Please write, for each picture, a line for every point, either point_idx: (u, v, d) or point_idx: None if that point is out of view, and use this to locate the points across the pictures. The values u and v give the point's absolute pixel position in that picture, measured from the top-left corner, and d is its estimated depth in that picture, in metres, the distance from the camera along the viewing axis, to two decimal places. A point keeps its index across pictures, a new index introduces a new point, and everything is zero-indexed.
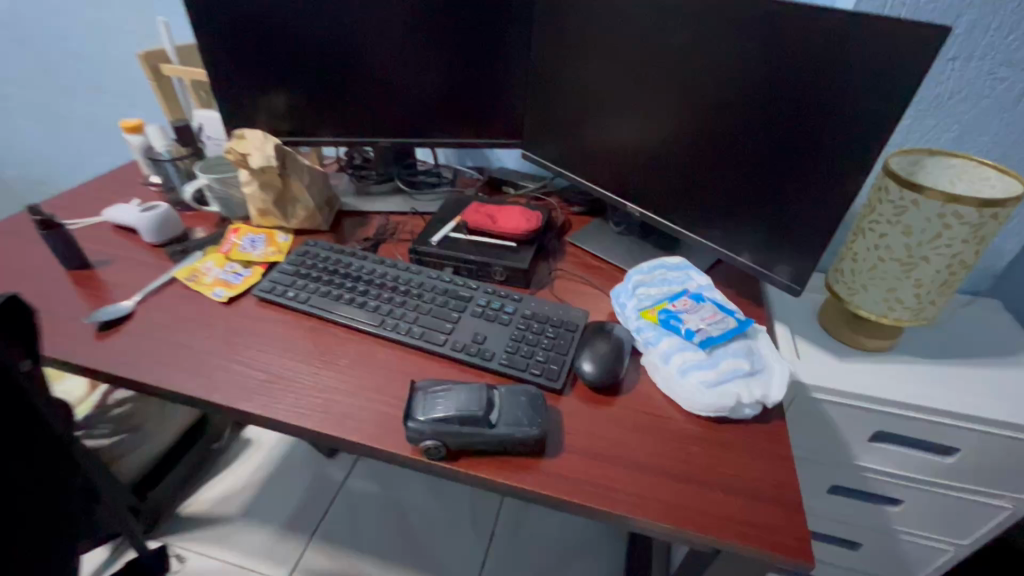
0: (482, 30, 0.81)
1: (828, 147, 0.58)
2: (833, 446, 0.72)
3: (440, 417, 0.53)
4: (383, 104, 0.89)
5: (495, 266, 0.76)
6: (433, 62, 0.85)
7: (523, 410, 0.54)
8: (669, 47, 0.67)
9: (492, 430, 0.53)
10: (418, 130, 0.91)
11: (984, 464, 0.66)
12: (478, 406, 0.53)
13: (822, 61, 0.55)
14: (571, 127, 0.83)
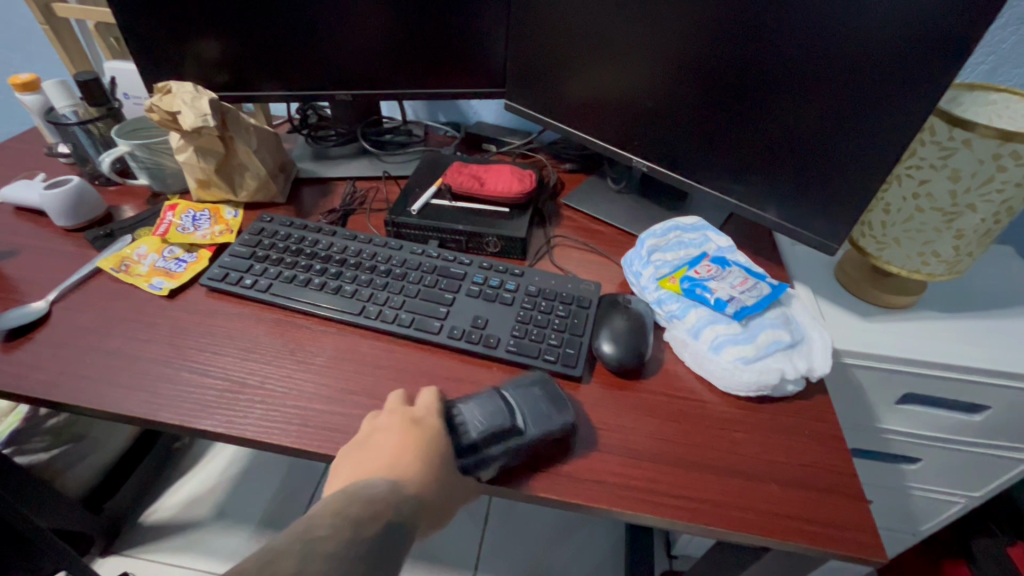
0: None
1: (874, 86, 0.50)
2: (857, 411, 0.68)
3: (465, 446, 0.44)
4: (340, 50, 0.75)
5: (487, 236, 0.66)
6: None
7: (544, 402, 0.47)
8: None
9: (527, 436, 0.45)
10: (383, 81, 0.79)
11: (1012, 421, 0.64)
12: (503, 417, 0.45)
13: None
14: (563, 73, 0.72)
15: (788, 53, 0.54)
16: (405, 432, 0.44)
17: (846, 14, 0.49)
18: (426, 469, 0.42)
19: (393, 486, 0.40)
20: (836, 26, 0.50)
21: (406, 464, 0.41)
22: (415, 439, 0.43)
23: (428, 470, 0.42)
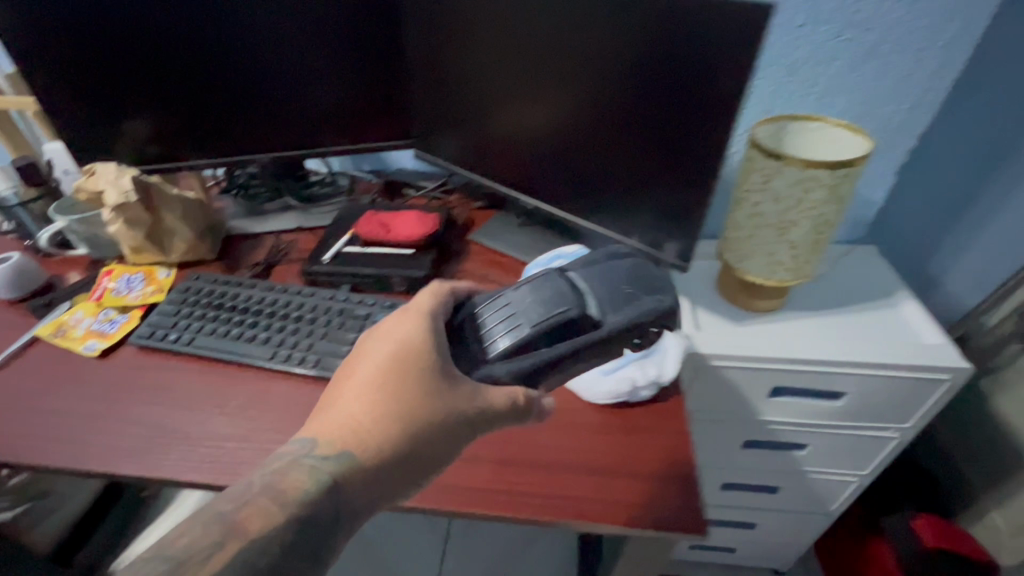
0: (357, 32, 0.77)
1: (701, 127, 0.60)
2: (740, 406, 0.75)
3: (529, 339, 0.47)
4: (263, 118, 0.84)
5: (393, 277, 0.73)
6: (311, 73, 0.80)
7: (615, 289, 0.50)
8: (539, 41, 0.67)
9: (602, 326, 0.48)
10: (306, 140, 0.87)
11: (870, 405, 0.71)
12: (571, 307, 0.48)
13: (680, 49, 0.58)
14: (461, 125, 0.81)
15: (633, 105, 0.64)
16: (397, 370, 0.45)
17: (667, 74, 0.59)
18: (409, 432, 0.43)
19: (376, 439, 0.43)
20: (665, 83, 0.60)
21: (386, 427, 0.43)
22: (404, 381, 0.44)
23: (403, 419, 0.44)
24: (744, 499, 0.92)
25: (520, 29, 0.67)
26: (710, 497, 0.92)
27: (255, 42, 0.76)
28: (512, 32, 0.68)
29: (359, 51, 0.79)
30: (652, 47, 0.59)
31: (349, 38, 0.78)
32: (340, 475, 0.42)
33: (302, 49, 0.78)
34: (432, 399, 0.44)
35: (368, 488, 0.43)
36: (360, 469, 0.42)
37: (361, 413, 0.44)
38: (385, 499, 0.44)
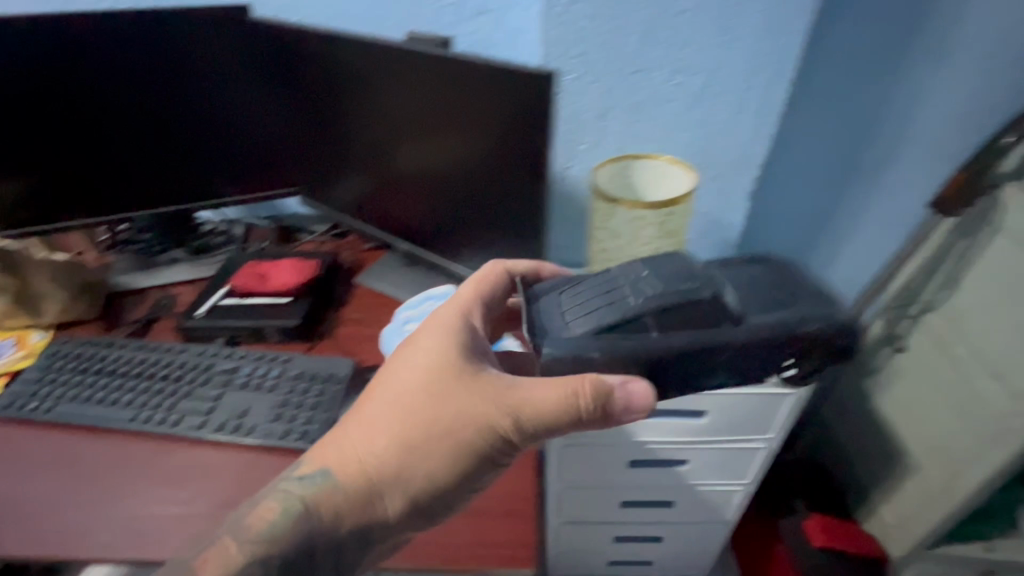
0: (253, 89, 0.81)
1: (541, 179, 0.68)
2: (616, 429, 0.79)
3: (611, 318, 0.47)
4: (155, 175, 0.84)
5: (267, 328, 0.74)
6: (209, 129, 0.82)
7: (762, 296, 0.51)
8: (414, 100, 0.72)
9: (745, 324, 0.47)
10: (199, 193, 0.87)
11: (731, 421, 0.76)
12: (704, 288, 0.47)
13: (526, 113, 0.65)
14: (345, 176, 0.85)
15: (490, 161, 0.71)
16: (423, 394, 0.49)
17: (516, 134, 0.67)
18: (416, 459, 0.47)
19: (388, 464, 0.47)
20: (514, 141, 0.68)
21: (399, 438, 0.47)
22: (431, 403, 0.48)
23: (417, 445, 0.47)
24: (644, 514, 0.95)
25: (377, 83, 0.73)
26: (612, 514, 0.96)
27: (153, 103, 0.79)
28: (391, 91, 0.73)
29: (236, 100, 0.81)
30: (506, 109, 0.66)
31: (246, 95, 0.81)
32: (342, 490, 0.47)
33: (179, 102, 0.79)
34: (454, 405, 0.48)
35: (381, 500, 0.47)
36: (368, 482, 0.47)
37: (368, 431, 0.48)
38: (400, 513, 0.47)
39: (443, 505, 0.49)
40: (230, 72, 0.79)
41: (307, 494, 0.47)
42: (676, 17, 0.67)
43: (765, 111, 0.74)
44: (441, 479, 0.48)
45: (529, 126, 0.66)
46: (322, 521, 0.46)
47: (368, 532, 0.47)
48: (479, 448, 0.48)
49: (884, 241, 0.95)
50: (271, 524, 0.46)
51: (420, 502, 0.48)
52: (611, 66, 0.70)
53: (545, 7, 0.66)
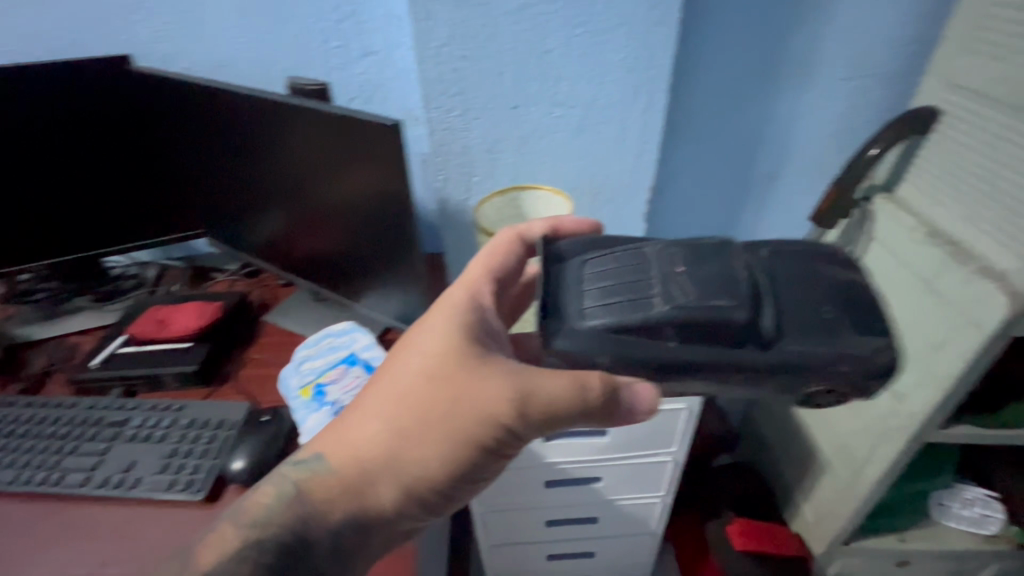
0: (143, 137, 0.81)
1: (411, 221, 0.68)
2: (523, 453, 0.80)
3: (630, 318, 0.38)
4: (51, 226, 0.83)
5: (162, 375, 0.74)
6: (103, 178, 0.82)
7: (820, 305, 0.40)
8: (291, 144, 0.72)
9: (771, 349, 0.38)
10: (103, 240, 0.87)
11: (632, 437, 0.78)
12: (742, 297, 0.37)
13: (387, 157, 0.65)
14: (246, 218, 0.84)
15: (367, 204, 0.70)
16: (434, 384, 0.47)
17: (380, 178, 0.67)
18: (429, 450, 0.46)
19: (401, 455, 0.46)
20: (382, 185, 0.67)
21: (400, 427, 0.47)
22: (447, 393, 0.47)
23: (430, 436, 0.46)
24: (570, 532, 0.97)
25: (258, 129, 0.73)
26: (538, 533, 0.97)
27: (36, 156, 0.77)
28: (270, 134, 0.73)
29: (128, 147, 0.81)
30: (368, 154, 0.66)
31: (137, 144, 0.81)
32: (337, 479, 0.46)
33: (67, 152, 0.79)
34: (455, 396, 0.47)
35: (377, 489, 0.46)
36: (362, 470, 0.46)
37: (378, 422, 0.47)
38: (397, 502, 0.47)
39: (443, 496, 0.49)
40: (116, 121, 0.79)
41: (302, 480, 0.47)
42: (544, 55, 0.70)
43: (645, 137, 0.77)
44: (441, 469, 0.47)
45: (392, 170, 0.65)
46: (317, 508, 0.46)
47: (363, 521, 0.46)
48: (480, 438, 0.47)
49: None
50: (264, 510, 0.46)
51: (416, 493, 0.47)
52: (491, 103, 0.73)
53: (417, 51, 0.69)
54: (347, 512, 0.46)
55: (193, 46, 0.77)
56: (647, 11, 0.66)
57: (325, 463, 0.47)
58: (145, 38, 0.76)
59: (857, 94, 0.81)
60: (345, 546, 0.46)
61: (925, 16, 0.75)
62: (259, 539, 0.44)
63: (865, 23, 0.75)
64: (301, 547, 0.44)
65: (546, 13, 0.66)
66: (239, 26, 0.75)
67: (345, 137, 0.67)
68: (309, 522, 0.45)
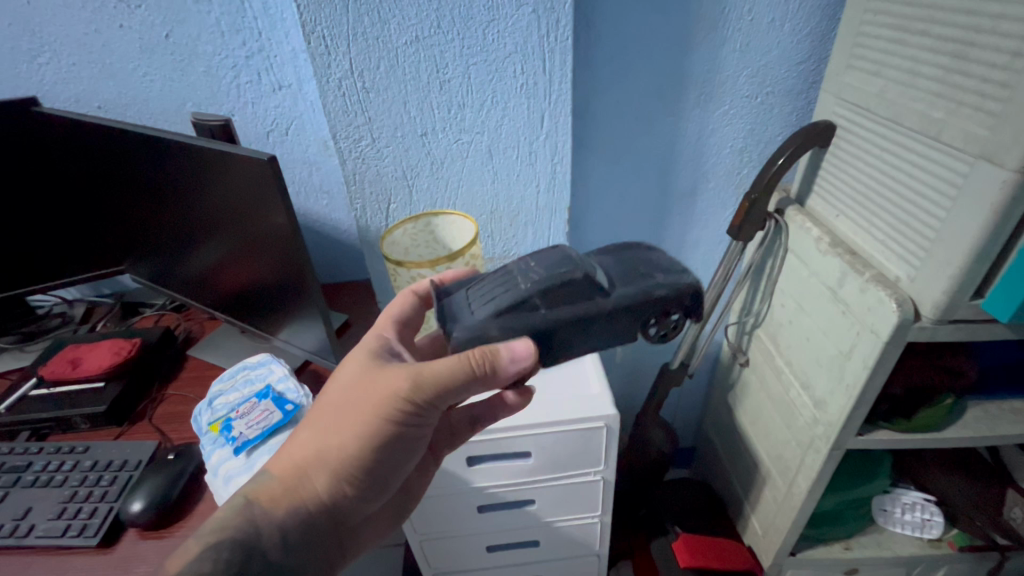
0: (51, 179, 0.80)
1: (302, 257, 0.67)
2: (449, 480, 0.79)
3: (505, 303, 0.46)
4: None
5: (71, 417, 0.73)
6: (14, 220, 0.82)
7: (641, 266, 0.51)
8: (191, 182, 0.72)
9: (616, 295, 0.47)
10: (23, 280, 0.87)
11: (557, 458, 0.78)
12: (577, 268, 0.47)
13: (269, 194, 0.64)
14: (163, 254, 0.84)
15: (263, 239, 0.70)
16: (348, 390, 0.52)
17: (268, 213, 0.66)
18: (350, 445, 0.50)
19: (326, 455, 0.50)
20: (271, 221, 0.67)
21: (326, 426, 0.51)
22: (359, 394, 0.51)
23: (349, 434, 0.50)
24: (513, 556, 0.95)
25: (160, 167, 0.73)
26: (480, 560, 0.95)
27: None
28: (171, 172, 0.73)
29: (40, 189, 0.80)
30: (254, 191, 0.65)
31: (46, 185, 0.80)
32: (279, 482, 0.50)
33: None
34: (365, 392, 0.51)
35: (312, 485, 0.51)
36: (298, 472, 0.50)
37: (307, 432, 0.52)
38: (334, 493, 0.51)
39: (378, 479, 0.54)
40: (25, 163, 0.78)
41: (250, 490, 0.50)
42: (445, 83, 0.71)
43: (556, 159, 0.78)
44: (366, 457, 0.51)
45: (278, 206, 0.64)
46: (264, 511, 0.49)
47: (308, 517, 0.50)
48: (394, 426, 0.50)
49: (713, 262, 1.01)
50: (218, 519, 0.47)
51: (349, 481, 0.51)
52: (399, 131, 0.74)
53: (318, 84, 0.70)
54: (292, 512, 0.50)
55: (102, 85, 0.77)
56: (540, 39, 0.68)
57: (268, 472, 0.51)
58: (54, 78, 0.77)
59: (762, 110, 0.84)
60: (297, 543, 0.49)
61: (817, 35, 0.78)
62: (217, 544, 0.45)
63: (760, 43, 0.78)
64: (257, 553, 0.46)
65: (441, 43, 0.68)
66: (147, 64, 0.76)
67: (233, 174, 0.66)
68: (258, 526, 0.48)
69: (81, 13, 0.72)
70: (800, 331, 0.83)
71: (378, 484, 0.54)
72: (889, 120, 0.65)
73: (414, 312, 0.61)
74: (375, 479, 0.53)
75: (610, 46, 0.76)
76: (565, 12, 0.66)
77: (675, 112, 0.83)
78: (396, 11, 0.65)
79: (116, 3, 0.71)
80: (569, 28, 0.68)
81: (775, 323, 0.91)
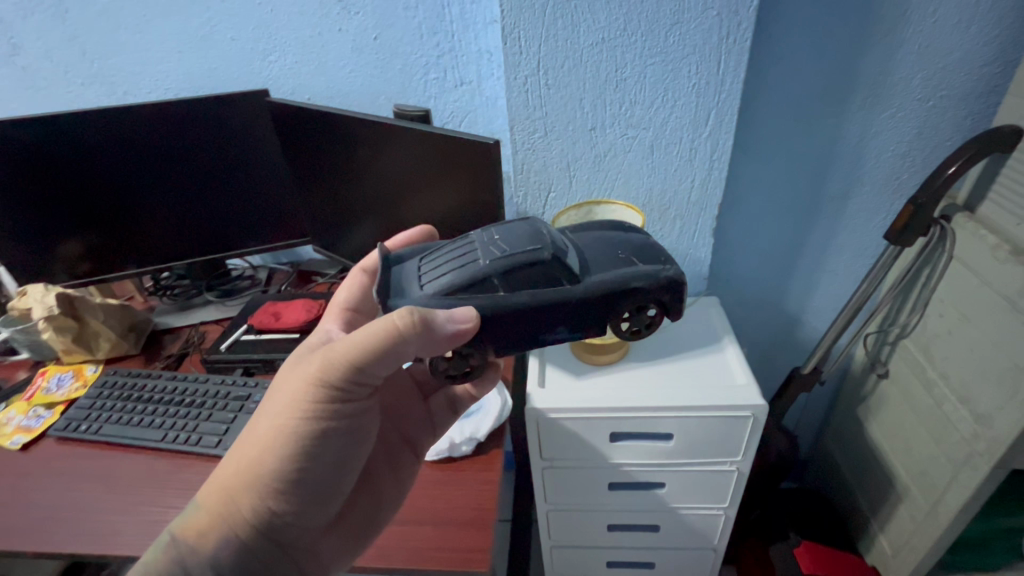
0: (263, 157, 0.95)
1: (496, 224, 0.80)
2: (589, 453, 0.84)
3: (458, 280, 0.47)
4: (188, 233, 0.99)
5: (277, 360, 0.86)
6: (230, 192, 0.96)
7: (610, 252, 0.51)
8: (394, 160, 0.83)
9: (585, 282, 0.48)
10: (230, 244, 1.02)
11: (696, 443, 0.81)
12: (544, 247, 0.47)
13: (481, 169, 0.76)
14: (341, 225, 0.97)
15: (455, 214, 0.83)
16: (268, 409, 0.53)
17: (468, 187, 0.79)
18: (272, 458, 0.50)
19: (247, 475, 0.50)
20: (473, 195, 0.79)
21: (247, 445, 0.52)
22: (277, 407, 0.52)
23: (270, 449, 0.51)
24: (632, 539, 0.98)
25: (363, 148, 0.85)
26: (600, 539, 0.99)
27: (181, 174, 0.93)
28: (375, 155, 0.84)
29: (252, 168, 0.95)
30: (460, 169, 0.78)
31: (259, 163, 0.95)
32: (205, 512, 0.51)
33: (207, 171, 0.93)
34: (282, 393, 0.53)
35: (238, 507, 0.50)
36: (222, 497, 0.51)
37: (230, 458, 0.53)
38: (263, 511, 0.51)
39: (316, 484, 0.53)
40: (246, 145, 0.93)
41: (178, 527, 0.51)
42: (621, 82, 0.77)
43: (715, 156, 0.82)
44: (288, 463, 0.51)
45: (485, 182, 0.77)
46: (191, 547, 0.49)
47: (241, 542, 0.50)
48: (311, 419, 0.51)
49: (856, 269, 0.99)
50: (143, 563, 0.48)
51: (275, 494, 0.50)
52: (571, 125, 0.82)
53: (506, 81, 0.78)
54: (221, 540, 0.50)
55: (316, 80, 0.91)
56: (719, 40, 0.72)
57: (196, 505, 0.52)
58: (278, 74, 0.91)
59: (933, 114, 0.82)
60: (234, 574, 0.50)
61: (1007, 37, 0.75)
62: None
63: (942, 46, 0.77)
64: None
65: (624, 45, 0.74)
66: (355, 62, 0.89)
67: (443, 153, 0.78)
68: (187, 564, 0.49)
69: (311, 19, 0.86)
70: (962, 342, 0.80)
71: (315, 491, 0.53)
72: None
73: (361, 293, 0.65)
74: (310, 487, 0.53)
75: (778, 49, 0.79)
76: (748, 16, 0.70)
77: (837, 113, 0.84)
78: (589, 15, 0.72)
79: (340, 10, 0.84)
80: (750, 30, 0.71)
81: (926, 334, 0.89)
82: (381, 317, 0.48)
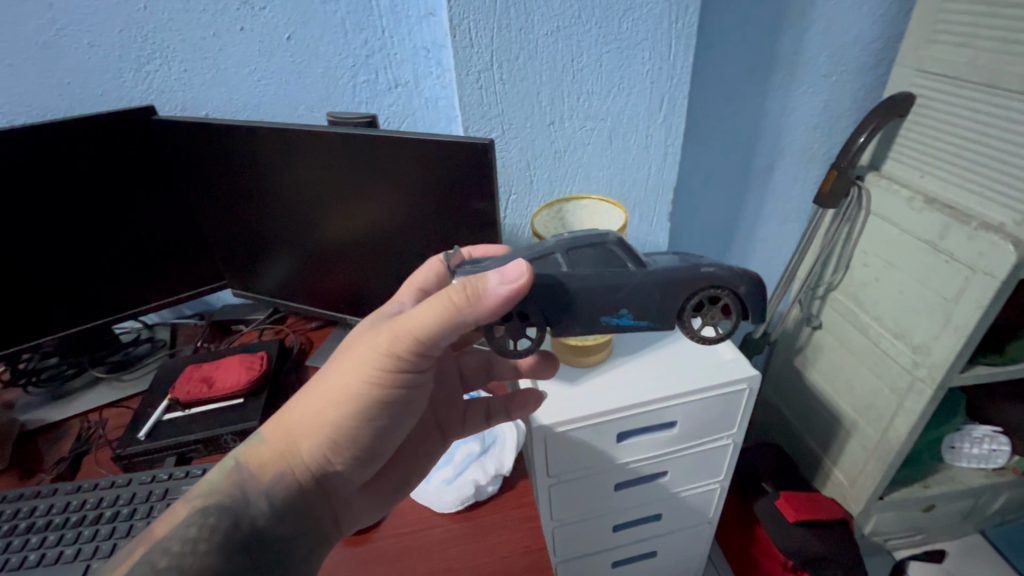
0: (152, 187, 0.75)
1: (485, 240, 0.69)
2: (597, 459, 0.80)
3: (526, 254, 0.48)
4: (52, 299, 0.76)
5: (222, 435, 0.69)
6: (108, 235, 0.75)
7: (675, 255, 0.51)
8: (336, 168, 0.69)
9: (650, 267, 0.47)
10: (114, 305, 0.80)
11: (697, 424, 0.81)
12: (607, 234, 0.49)
13: (464, 180, 0.65)
14: (264, 256, 0.81)
15: (421, 233, 0.71)
16: (343, 360, 0.47)
17: (438, 195, 0.67)
18: (343, 411, 0.45)
19: (314, 422, 0.45)
20: (450, 204, 0.67)
21: (317, 393, 0.46)
22: (353, 360, 0.45)
23: (340, 403, 0.45)
24: (636, 534, 0.97)
25: (291, 163, 0.70)
26: (606, 541, 0.96)
27: (32, 222, 0.70)
28: (312, 169, 0.70)
29: (121, 210, 0.75)
30: (427, 180, 0.66)
31: (147, 194, 0.75)
32: (268, 446, 0.46)
33: (58, 220, 0.71)
34: (352, 349, 0.46)
35: (300, 450, 0.46)
36: (285, 435, 0.46)
37: (300, 398, 0.47)
38: (320, 459, 0.46)
39: (369, 448, 0.48)
40: (110, 180, 0.72)
41: (242, 453, 0.46)
42: (578, 72, 0.74)
43: (669, 140, 0.82)
44: (355, 421, 0.45)
45: (466, 190, 0.66)
46: (252, 476, 0.45)
47: (299, 486, 0.46)
48: (379, 384, 0.45)
49: (784, 235, 1.08)
50: (207, 483, 0.44)
51: (335, 447, 0.46)
52: (528, 121, 0.77)
53: (458, 77, 0.71)
54: (278, 477, 0.45)
55: (214, 92, 0.76)
56: (670, 24, 0.72)
57: (258, 435, 0.47)
58: (162, 86, 0.75)
59: (838, 88, 0.91)
60: (285, 515, 0.45)
61: (888, 17, 0.86)
62: (203, 510, 0.42)
63: (842, 26, 0.85)
64: (246, 521, 0.43)
65: (578, 33, 0.71)
66: (264, 68, 0.75)
67: (406, 161, 0.66)
68: (246, 493, 0.44)
69: (201, 17, 0.71)
70: (890, 285, 0.91)
71: (369, 455, 0.49)
72: (982, 88, 0.75)
73: (440, 281, 0.54)
74: (364, 448, 0.48)
75: (711, 34, 0.82)
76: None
77: (763, 92, 0.89)
78: (543, 3, 0.68)
79: (240, 5, 0.70)
80: (696, 14, 0.72)
81: (855, 283, 0.99)
82: (455, 282, 0.42)
